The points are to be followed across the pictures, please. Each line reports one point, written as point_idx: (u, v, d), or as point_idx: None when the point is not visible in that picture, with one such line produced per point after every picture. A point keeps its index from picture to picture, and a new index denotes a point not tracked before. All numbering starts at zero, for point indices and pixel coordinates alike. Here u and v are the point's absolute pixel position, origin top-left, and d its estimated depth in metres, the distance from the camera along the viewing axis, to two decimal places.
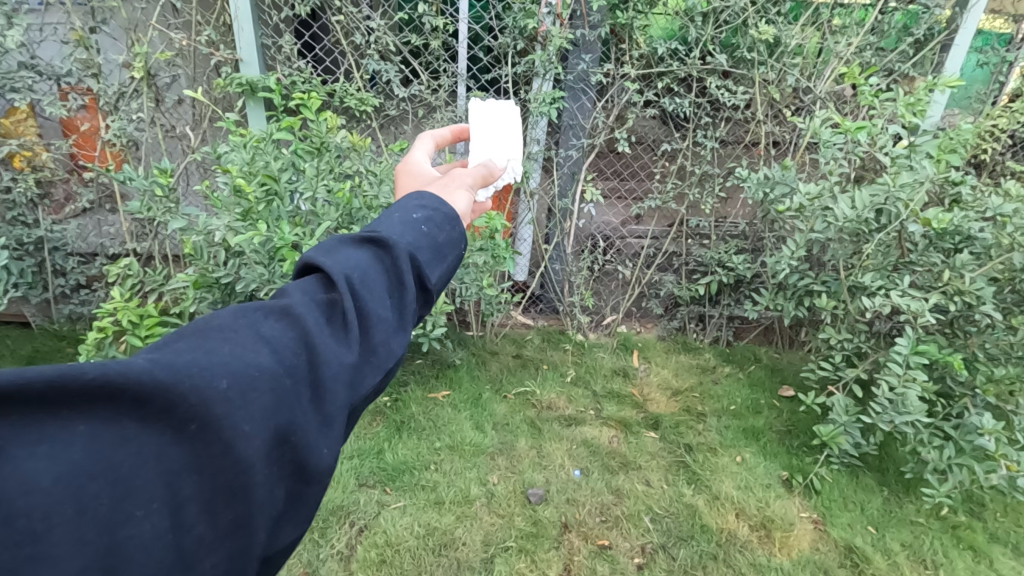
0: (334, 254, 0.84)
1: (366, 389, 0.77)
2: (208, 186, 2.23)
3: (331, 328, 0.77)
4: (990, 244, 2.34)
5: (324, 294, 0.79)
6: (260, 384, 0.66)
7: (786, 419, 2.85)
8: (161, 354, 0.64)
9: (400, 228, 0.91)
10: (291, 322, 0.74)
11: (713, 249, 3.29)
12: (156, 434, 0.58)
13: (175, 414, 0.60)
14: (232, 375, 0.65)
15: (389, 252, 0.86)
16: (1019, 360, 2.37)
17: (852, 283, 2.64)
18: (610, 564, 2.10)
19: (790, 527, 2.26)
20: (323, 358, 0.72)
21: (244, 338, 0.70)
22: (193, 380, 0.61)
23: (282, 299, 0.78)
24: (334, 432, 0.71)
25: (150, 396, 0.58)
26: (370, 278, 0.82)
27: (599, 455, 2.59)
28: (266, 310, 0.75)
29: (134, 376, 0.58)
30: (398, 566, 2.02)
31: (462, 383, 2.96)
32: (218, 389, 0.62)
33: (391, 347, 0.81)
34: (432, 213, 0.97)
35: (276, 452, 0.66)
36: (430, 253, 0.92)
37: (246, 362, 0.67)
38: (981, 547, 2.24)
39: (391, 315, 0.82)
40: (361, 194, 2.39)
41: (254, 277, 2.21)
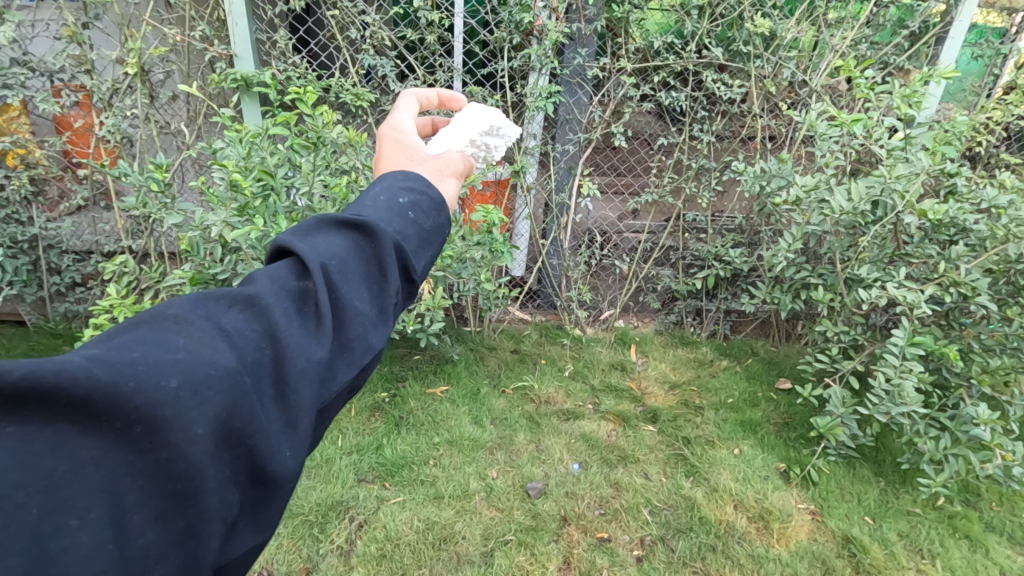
0: (311, 241, 0.83)
1: (337, 384, 0.76)
2: (203, 182, 2.21)
3: (301, 320, 0.75)
4: (985, 236, 2.35)
5: (296, 283, 0.78)
6: (214, 382, 0.63)
7: (783, 412, 2.87)
8: (104, 349, 0.61)
9: (381, 215, 0.91)
10: (256, 315, 0.73)
11: (710, 243, 3.30)
12: (94, 439, 0.55)
13: (118, 416, 0.56)
14: (184, 372, 0.61)
15: (371, 242, 0.85)
16: (1014, 351, 2.39)
17: (848, 276, 2.65)
18: (610, 556, 2.10)
19: (788, 518, 2.27)
20: (291, 353, 0.71)
21: (202, 332, 0.67)
22: (139, 379, 0.58)
23: (248, 289, 0.76)
24: (300, 430, 0.70)
25: (87, 397, 0.55)
26: (347, 267, 0.81)
27: (598, 448, 2.60)
28: (228, 301, 0.73)
29: (68, 375, 0.54)
30: (397, 561, 2.02)
31: (461, 378, 2.97)
32: (167, 387, 0.59)
33: (369, 339, 0.80)
34: (417, 199, 0.97)
35: (230, 454, 0.63)
36: (416, 240, 0.92)
37: (200, 358, 0.64)
38: (976, 536, 2.26)
39: (369, 307, 0.81)
40: (358, 189, 2.39)
41: (252, 272, 2.22)
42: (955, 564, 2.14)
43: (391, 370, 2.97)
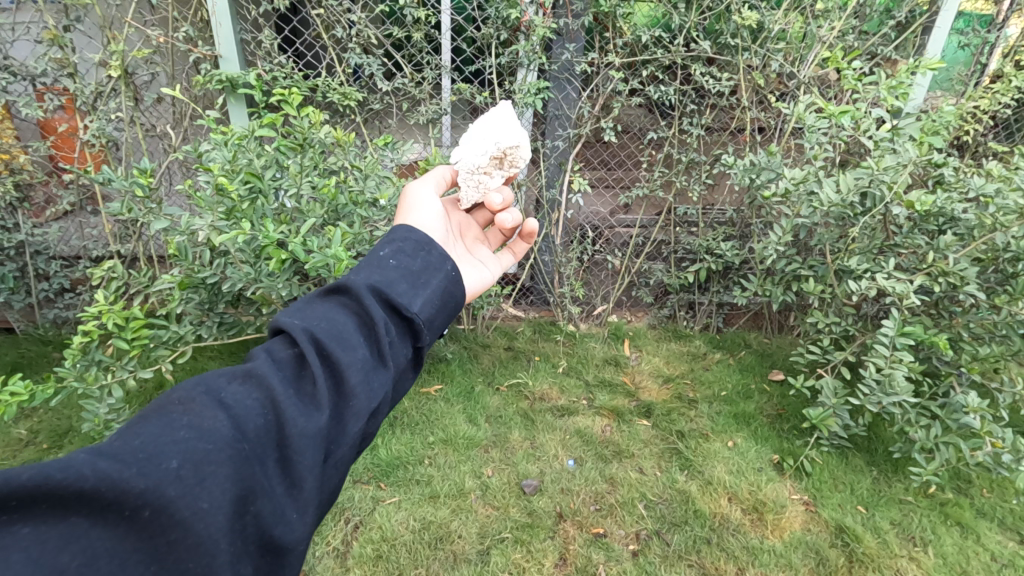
0: (301, 312, 0.91)
1: (343, 435, 0.81)
2: (190, 186, 2.18)
3: (299, 384, 0.82)
4: (973, 225, 2.36)
5: (289, 351, 0.85)
6: (213, 457, 0.69)
7: (776, 403, 2.89)
8: (113, 441, 0.67)
9: (367, 270, 0.99)
10: (253, 385, 0.79)
11: (701, 237, 3.31)
12: (105, 530, 0.61)
13: (125, 505, 0.62)
14: (184, 452, 0.68)
15: (355, 298, 0.93)
16: (1003, 339, 2.40)
17: (838, 267, 2.66)
18: (605, 551, 2.11)
19: (782, 509, 2.29)
20: (289, 415, 0.77)
21: (203, 406, 0.74)
22: (143, 465, 0.64)
23: (246, 362, 0.83)
24: (305, 487, 0.76)
25: (93, 490, 0.60)
26: (336, 325, 0.88)
27: (592, 444, 2.60)
28: (228, 375, 0.80)
29: (74, 471, 0.60)
30: (394, 561, 2.02)
31: (454, 376, 2.97)
32: (169, 469, 0.65)
33: (371, 386, 0.86)
34: (399, 247, 1.05)
35: (238, 525, 0.69)
36: (404, 282, 0.99)
37: (202, 434, 0.70)
38: (967, 523, 2.28)
39: (365, 356, 0.87)
40: (347, 189, 2.37)
41: (240, 277, 2.18)
42: (947, 551, 2.16)
43: None
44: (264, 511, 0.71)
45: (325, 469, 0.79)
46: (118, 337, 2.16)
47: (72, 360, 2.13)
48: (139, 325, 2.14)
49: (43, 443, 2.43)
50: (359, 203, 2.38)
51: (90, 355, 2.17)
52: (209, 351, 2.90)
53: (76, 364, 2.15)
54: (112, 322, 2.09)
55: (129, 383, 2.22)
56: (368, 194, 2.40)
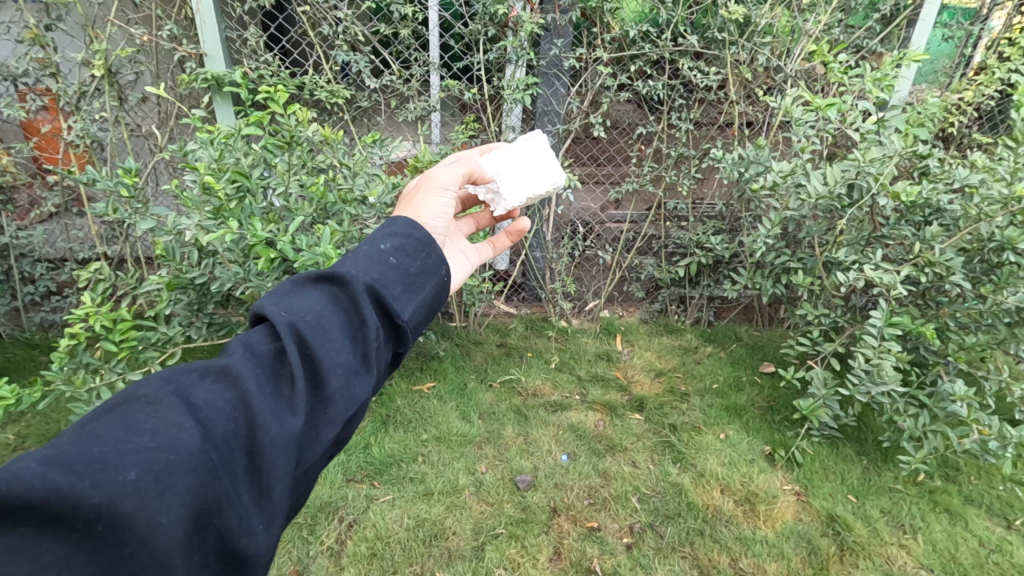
0: (289, 301, 0.90)
1: (315, 442, 0.81)
2: (176, 186, 2.16)
3: (276, 384, 0.81)
4: (959, 216, 2.38)
5: (270, 346, 0.84)
6: (175, 467, 0.67)
7: (767, 395, 2.91)
8: (73, 445, 0.66)
9: (364, 265, 0.98)
10: (230, 383, 0.78)
11: (691, 231, 3.32)
12: (55, 540, 0.60)
13: (76, 517, 0.61)
14: (145, 463, 0.66)
15: (349, 292, 0.92)
16: (989, 327, 2.43)
17: (827, 259, 2.68)
18: (599, 544, 2.12)
19: (773, 500, 2.31)
20: (262, 421, 0.76)
21: (171, 410, 0.72)
22: (99, 477, 0.63)
23: (223, 357, 0.82)
24: (272, 496, 0.74)
25: (44, 504, 0.59)
26: (324, 321, 0.88)
27: (586, 438, 2.61)
28: (202, 371, 0.79)
29: (25, 483, 0.59)
30: (388, 559, 2.02)
31: (447, 374, 2.96)
32: (126, 481, 0.64)
33: (351, 391, 0.86)
34: (400, 243, 1.04)
35: (199, 536, 0.68)
36: (399, 284, 0.99)
37: (166, 441, 0.69)
38: (956, 510, 2.31)
39: (349, 358, 0.87)
40: (336, 187, 2.36)
41: (229, 276, 2.16)
42: (936, 538, 2.19)
43: None
44: (228, 523, 0.70)
45: (294, 476, 0.79)
46: (106, 339, 2.14)
47: (59, 363, 2.11)
48: (128, 327, 2.12)
49: (33, 447, 2.41)
50: (348, 200, 2.36)
51: (78, 357, 2.15)
52: (199, 352, 2.89)
53: (63, 367, 2.13)
54: (99, 324, 2.07)
55: (119, 385, 2.20)
56: (357, 192, 2.38)
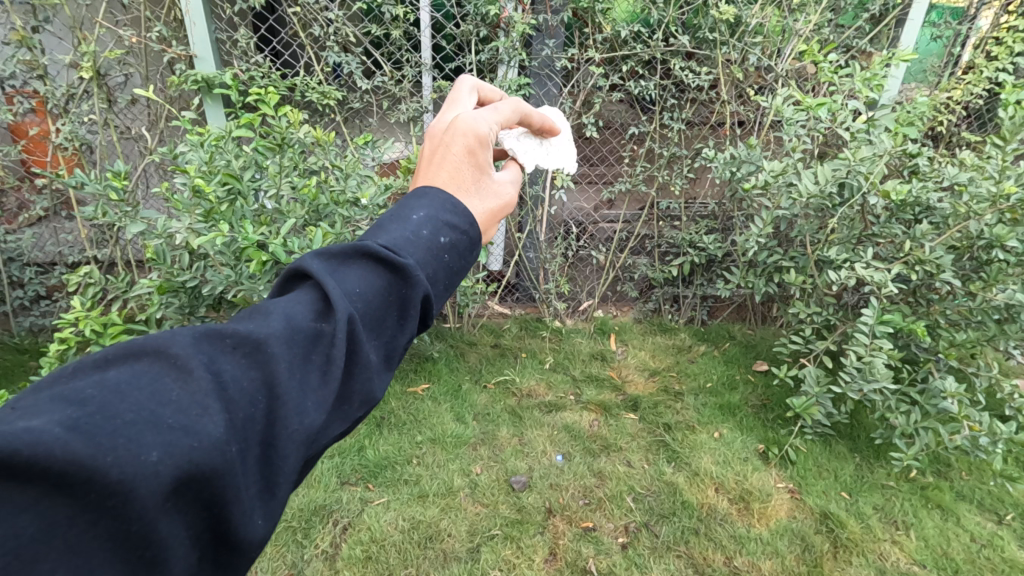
0: (339, 275, 0.78)
1: (326, 438, 0.72)
2: (166, 189, 2.15)
3: (307, 367, 0.71)
4: (948, 214, 2.39)
5: (311, 324, 0.73)
6: (200, 455, 0.57)
7: (761, 394, 2.92)
8: (96, 404, 0.57)
9: (424, 252, 0.84)
10: (263, 364, 0.68)
11: (684, 231, 3.33)
12: (67, 506, 0.50)
13: (90, 490, 0.51)
14: (169, 444, 0.56)
15: (403, 284, 0.80)
16: (978, 324, 2.46)
17: (819, 257, 2.70)
18: (595, 545, 2.12)
19: (768, 498, 2.32)
20: (285, 411, 0.67)
21: (200, 386, 0.63)
22: (120, 451, 0.53)
23: (260, 326, 0.70)
24: (277, 494, 0.66)
25: (62, 474, 0.50)
26: (369, 312, 0.77)
27: (580, 439, 2.61)
28: (233, 341, 0.69)
29: (45, 447, 0.50)
30: (383, 561, 2.01)
31: (441, 375, 2.96)
32: (147, 461, 0.54)
33: (371, 390, 0.77)
34: (455, 240, 0.88)
35: (201, 526, 0.59)
36: (444, 285, 0.87)
37: (191, 424, 0.59)
38: (948, 506, 2.33)
39: (378, 357, 0.78)
40: (328, 189, 2.34)
41: (221, 280, 2.15)
42: (929, 534, 2.21)
43: None
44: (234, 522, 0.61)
45: (301, 470, 0.70)
46: (96, 343, 2.12)
47: (49, 368, 2.09)
48: (118, 331, 2.10)
49: None
50: (340, 202, 2.35)
51: (68, 363, 2.13)
52: None
53: (53, 372, 2.11)
54: (89, 329, 2.05)
55: None
56: (349, 194, 2.38)
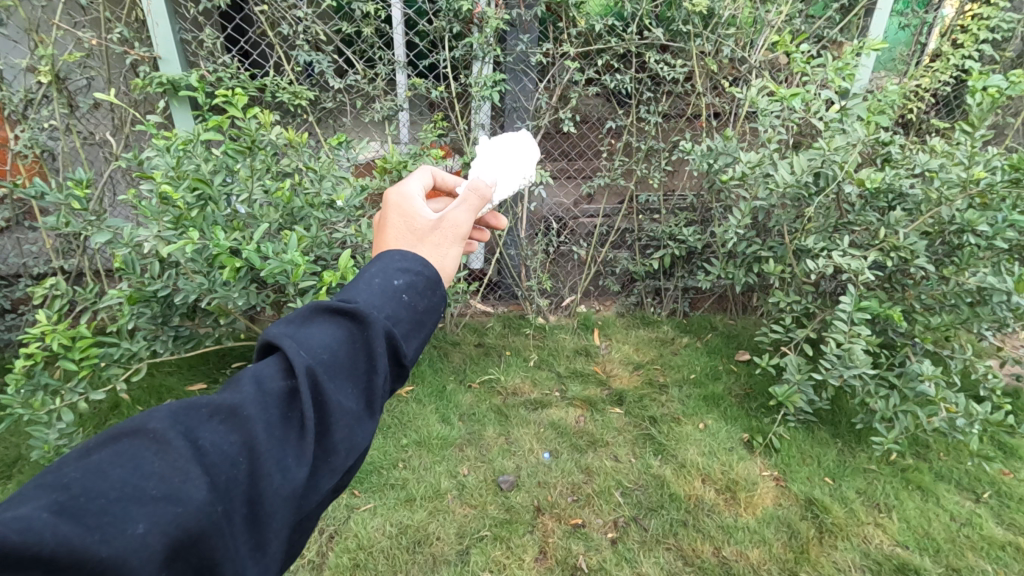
0: (303, 333, 0.79)
1: (314, 492, 0.73)
2: (133, 196, 2.07)
3: (284, 425, 0.72)
4: (920, 200, 2.43)
5: (282, 383, 0.74)
6: (185, 522, 0.60)
7: (743, 383, 2.95)
8: (79, 484, 0.59)
9: (381, 298, 0.85)
10: (238, 426, 0.69)
11: (664, 223, 3.34)
12: None
13: (81, 570, 0.53)
14: (154, 515, 0.59)
15: (366, 330, 0.81)
16: (952, 308, 2.50)
17: (796, 247, 2.73)
18: (585, 541, 2.12)
19: (754, 487, 2.34)
20: (265, 471, 0.67)
21: (180, 454, 0.64)
22: (106, 529, 0.56)
23: (232, 392, 0.72)
24: (268, 550, 0.68)
25: (51, 558, 0.52)
26: (337, 363, 0.78)
27: (567, 435, 2.61)
28: (210, 408, 0.69)
29: (33, 534, 0.52)
30: (371, 569, 1.98)
31: (425, 377, 2.92)
32: (133, 536, 0.56)
33: (354, 439, 0.77)
34: (413, 279, 0.91)
35: None
36: (409, 325, 0.87)
37: (173, 493, 0.61)
38: (927, 486, 2.38)
39: (355, 404, 0.78)
40: (302, 192, 2.29)
41: (193, 288, 2.09)
42: (909, 515, 2.25)
43: None
44: None
45: (292, 523, 0.72)
46: (65, 358, 2.04)
47: (15, 386, 2.00)
48: (87, 344, 2.03)
49: None
50: (315, 205, 2.30)
51: (36, 378, 2.04)
52: (167, 366, 2.83)
53: (20, 390, 2.02)
54: (56, 343, 1.98)
55: (81, 406, 2.11)
56: (324, 196, 2.32)
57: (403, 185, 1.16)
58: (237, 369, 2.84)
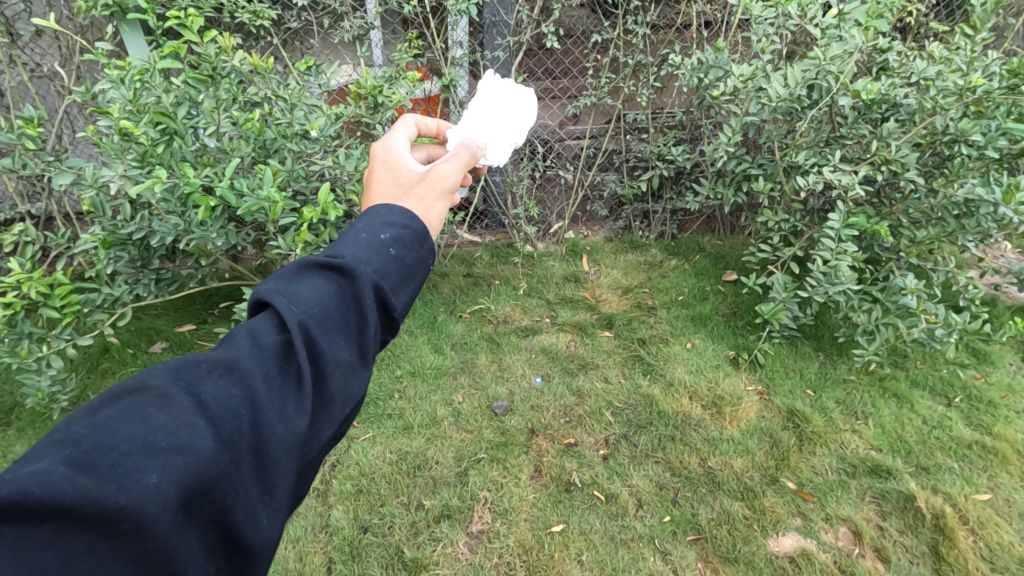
0: (292, 288, 0.77)
1: (316, 441, 0.72)
2: (93, 133, 1.95)
3: (282, 378, 0.70)
4: (914, 110, 2.36)
5: (275, 338, 0.72)
6: (196, 470, 0.59)
7: (730, 302, 2.99)
8: (89, 440, 0.58)
9: (367, 251, 0.83)
10: (238, 381, 0.68)
11: (652, 143, 3.23)
12: (86, 533, 0.53)
13: (101, 519, 0.53)
14: (166, 466, 0.58)
15: (354, 281, 0.79)
16: (939, 221, 2.50)
17: (787, 164, 2.67)
18: (578, 458, 2.21)
19: (739, 401, 2.43)
20: (267, 421, 0.66)
21: (184, 408, 0.63)
22: (121, 480, 0.56)
23: (228, 348, 0.71)
24: (277, 494, 0.66)
25: (72, 508, 0.52)
26: (329, 315, 0.76)
27: (558, 360, 2.66)
28: (208, 364, 0.68)
29: (52, 486, 0.52)
30: (374, 493, 2.06)
31: (416, 309, 2.92)
32: (148, 485, 0.56)
33: (350, 389, 0.76)
34: (401, 232, 0.88)
35: (211, 532, 0.61)
36: (397, 277, 0.85)
37: (180, 445, 0.60)
38: (903, 393, 2.48)
39: (350, 355, 0.76)
40: (273, 122, 2.17)
41: (169, 229, 2.01)
42: (884, 421, 2.36)
43: None
44: (238, 524, 0.62)
45: (297, 471, 0.71)
46: (46, 306, 1.99)
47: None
48: (67, 291, 1.98)
49: None
50: (288, 136, 2.18)
51: (18, 327, 2.00)
52: (154, 309, 2.81)
53: (3, 339, 1.98)
54: (34, 291, 1.91)
55: (70, 353, 2.09)
56: (296, 126, 2.19)
57: (388, 139, 1.13)
58: (225, 309, 2.82)
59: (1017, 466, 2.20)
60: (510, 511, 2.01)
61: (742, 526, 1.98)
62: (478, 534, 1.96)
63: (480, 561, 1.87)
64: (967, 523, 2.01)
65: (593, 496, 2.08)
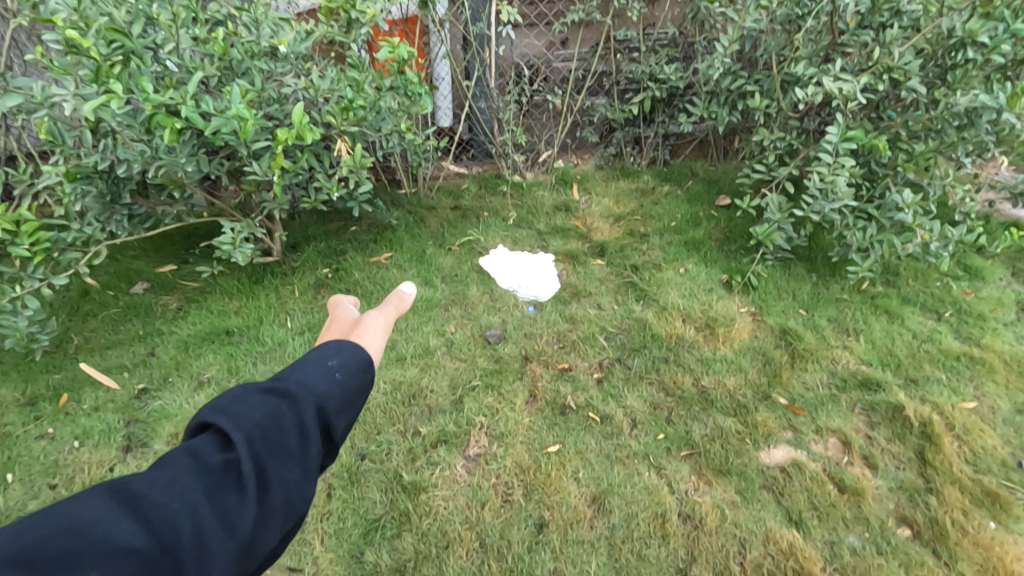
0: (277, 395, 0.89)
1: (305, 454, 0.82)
2: (41, 53, 1.79)
3: (263, 412, 0.81)
4: (919, 14, 2.24)
5: (258, 394, 0.84)
6: (202, 503, 0.71)
7: (723, 227, 2.94)
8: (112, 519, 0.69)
9: (337, 346, 0.97)
10: (254, 396, 0.83)
11: (644, 62, 3.06)
12: (106, 556, 0.63)
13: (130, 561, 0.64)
14: (178, 515, 0.69)
15: (326, 368, 0.92)
16: (939, 134, 2.42)
17: (784, 78, 2.56)
18: (572, 383, 2.22)
19: (732, 322, 2.43)
20: (253, 443, 0.77)
21: (185, 465, 0.74)
22: (143, 535, 0.66)
23: (218, 408, 0.82)
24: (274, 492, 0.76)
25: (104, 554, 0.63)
26: (303, 382, 0.88)
27: (551, 288, 2.63)
28: (205, 433, 0.79)
29: (80, 546, 0.63)
30: (371, 421, 2.06)
31: (403, 243, 2.84)
32: (168, 538, 0.67)
33: (315, 396, 0.87)
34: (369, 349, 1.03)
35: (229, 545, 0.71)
36: (363, 352, 0.98)
37: (186, 490, 0.71)
38: (894, 310, 2.49)
39: (317, 381, 0.88)
40: (238, 40, 2.01)
41: (136, 156, 1.88)
42: (875, 337, 2.38)
43: (328, 245, 2.78)
44: (245, 527, 0.72)
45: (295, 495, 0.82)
46: (14, 244, 1.89)
47: None
48: (35, 228, 1.88)
49: None
50: (256, 55, 2.03)
51: None
52: (130, 250, 2.71)
53: None
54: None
55: (45, 293, 2.02)
56: (264, 44, 2.03)
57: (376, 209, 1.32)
58: (206, 248, 2.73)
59: (1002, 375, 2.24)
60: (506, 434, 2.03)
61: (735, 440, 2.02)
62: (475, 457, 1.97)
63: (478, 482, 1.89)
64: (953, 429, 2.05)
65: (588, 418, 2.10)
